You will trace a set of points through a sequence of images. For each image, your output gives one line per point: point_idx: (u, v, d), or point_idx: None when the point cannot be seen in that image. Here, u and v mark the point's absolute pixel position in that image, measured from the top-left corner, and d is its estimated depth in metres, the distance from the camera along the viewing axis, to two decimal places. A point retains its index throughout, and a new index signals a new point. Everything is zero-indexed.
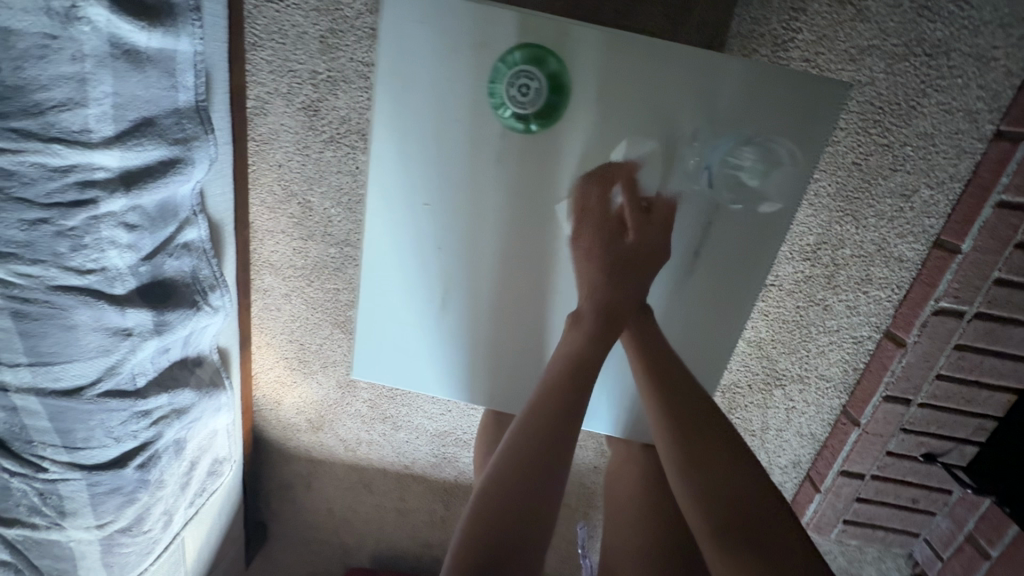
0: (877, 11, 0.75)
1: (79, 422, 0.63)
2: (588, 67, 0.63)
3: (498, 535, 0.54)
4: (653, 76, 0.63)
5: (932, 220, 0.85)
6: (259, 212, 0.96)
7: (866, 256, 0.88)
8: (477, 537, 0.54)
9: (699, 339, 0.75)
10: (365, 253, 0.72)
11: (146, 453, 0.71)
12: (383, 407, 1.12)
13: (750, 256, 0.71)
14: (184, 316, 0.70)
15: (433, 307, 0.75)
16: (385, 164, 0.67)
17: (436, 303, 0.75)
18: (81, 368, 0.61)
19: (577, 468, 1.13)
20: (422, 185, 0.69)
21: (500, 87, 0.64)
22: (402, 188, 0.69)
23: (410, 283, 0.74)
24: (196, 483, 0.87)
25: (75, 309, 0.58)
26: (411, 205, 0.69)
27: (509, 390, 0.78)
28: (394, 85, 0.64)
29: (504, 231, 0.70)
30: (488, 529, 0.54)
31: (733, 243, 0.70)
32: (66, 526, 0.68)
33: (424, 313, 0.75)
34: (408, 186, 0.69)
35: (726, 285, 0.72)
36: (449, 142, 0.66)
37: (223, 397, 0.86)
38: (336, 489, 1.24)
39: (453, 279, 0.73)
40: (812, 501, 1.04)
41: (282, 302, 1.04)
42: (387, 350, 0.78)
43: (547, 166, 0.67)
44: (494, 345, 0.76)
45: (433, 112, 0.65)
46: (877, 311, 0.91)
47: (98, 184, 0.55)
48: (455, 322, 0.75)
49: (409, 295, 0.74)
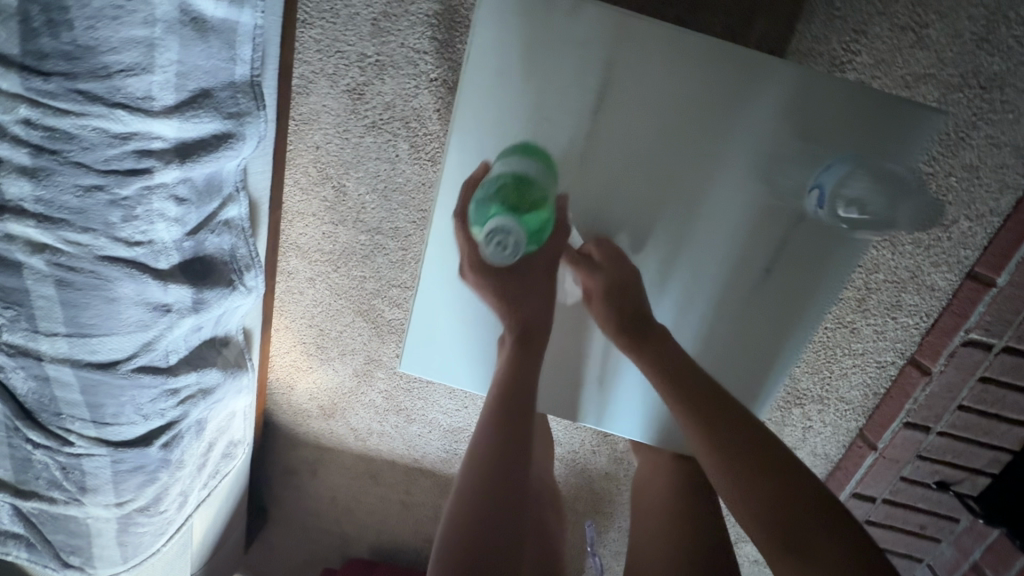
0: (938, 39, 0.75)
1: (110, 397, 0.61)
2: (662, 66, 0.62)
3: None
4: (735, 82, 0.63)
5: (968, 252, 0.85)
6: (292, 193, 0.94)
7: (898, 282, 0.88)
8: None
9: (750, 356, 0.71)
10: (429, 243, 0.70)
11: (170, 432, 0.69)
12: (398, 399, 1.11)
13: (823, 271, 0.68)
14: (221, 295, 0.68)
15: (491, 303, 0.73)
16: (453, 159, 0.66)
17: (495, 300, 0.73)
18: (118, 343, 0.59)
19: (588, 472, 1.13)
20: None
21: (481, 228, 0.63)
22: (464, 184, 0.67)
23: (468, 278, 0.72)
24: (211, 465, 0.85)
25: (120, 281, 0.56)
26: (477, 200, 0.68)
27: (553, 397, 0.74)
28: (472, 74, 0.63)
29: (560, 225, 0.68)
30: None
31: (805, 264, 0.68)
32: (85, 502, 0.66)
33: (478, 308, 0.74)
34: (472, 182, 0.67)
35: (792, 308, 0.70)
36: (516, 133, 0.65)
37: (245, 379, 0.83)
38: (342, 478, 1.23)
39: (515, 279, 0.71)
40: None
41: (306, 286, 1.02)
42: (434, 344, 0.75)
43: (628, 166, 0.66)
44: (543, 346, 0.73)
45: (505, 102, 0.64)
46: (904, 337, 0.91)
47: (155, 153, 0.53)
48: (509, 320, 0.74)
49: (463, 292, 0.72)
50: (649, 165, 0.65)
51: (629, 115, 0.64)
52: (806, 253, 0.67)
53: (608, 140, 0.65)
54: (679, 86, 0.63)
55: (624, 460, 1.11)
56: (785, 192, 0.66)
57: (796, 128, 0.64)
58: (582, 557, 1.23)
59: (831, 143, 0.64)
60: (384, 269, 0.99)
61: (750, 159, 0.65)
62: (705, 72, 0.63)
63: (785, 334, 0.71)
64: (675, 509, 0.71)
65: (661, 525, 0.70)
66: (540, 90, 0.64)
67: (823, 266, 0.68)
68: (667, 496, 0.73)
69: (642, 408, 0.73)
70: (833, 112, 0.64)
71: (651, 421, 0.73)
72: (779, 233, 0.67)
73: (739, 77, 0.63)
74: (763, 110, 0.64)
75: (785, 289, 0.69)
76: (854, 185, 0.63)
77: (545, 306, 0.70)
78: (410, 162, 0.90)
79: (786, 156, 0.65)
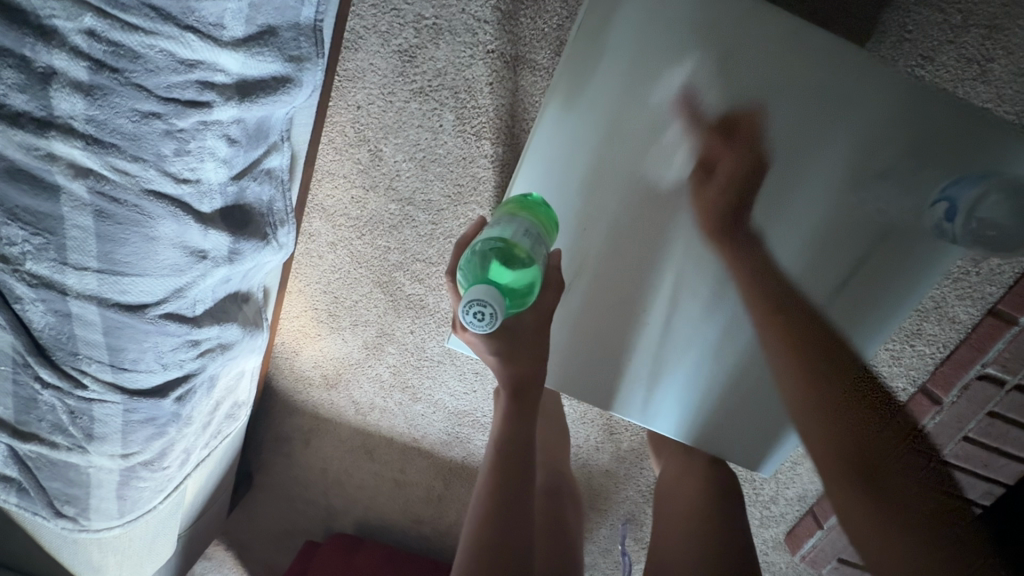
0: (1000, 75, 0.75)
1: (132, 342, 0.57)
2: (765, 56, 0.63)
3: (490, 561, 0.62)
4: (838, 81, 0.63)
5: (993, 288, 0.87)
6: (326, 151, 0.91)
7: (922, 311, 0.91)
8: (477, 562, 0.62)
9: None
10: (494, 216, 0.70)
11: (186, 385, 0.65)
12: (406, 376, 1.08)
13: (899, 280, 0.66)
14: (255, 248, 0.65)
15: None
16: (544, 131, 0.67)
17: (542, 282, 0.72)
18: (150, 286, 0.55)
19: (589, 468, 1.13)
20: (569, 152, 0.67)
21: (465, 275, 0.57)
22: (550, 156, 0.68)
23: None
24: (215, 424, 0.81)
25: (161, 221, 0.52)
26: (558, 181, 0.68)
27: (594, 383, 0.73)
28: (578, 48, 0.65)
29: (634, 206, 0.68)
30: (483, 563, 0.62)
31: (889, 276, 0.66)
32: (89, 451, 0.63)
33: None
34: (561, 155, 0.68)
35: (867, 321, 0.67)
36: (607, 109, 0.66)
37: (260, 339, 0.80)
38: (336, 450, 1.20)
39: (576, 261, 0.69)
40: (811, 536, 1.09)
41: (326, 251, 0.99)
42: None
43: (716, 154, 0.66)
44: (589, 333, 0.72)
45: (602, 77, 0.65)
46: (919, 365, 0.94)
47: (216, 88, 0.50)
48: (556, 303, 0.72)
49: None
50: (738, 156, 0.65)
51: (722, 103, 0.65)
52: (892, 266, 0.66)
53: (702, 129, 0.65)
54: (781, 79, 0.63)
55: (627, 459, 1.10)
56: (884, 201, 0.64)
57: (907, 142, 0.63)
58: None
59: (929, 156, 0.63)
60: (410, 242, 0.96)
61: (850, 165, 0.64)
62: (810, 68, 0.63)
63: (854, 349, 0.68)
64: (701, 510, 0.71)
65: (687, 524, 0.71)
66: (637, 71, 0.65)
67: (908, 280, 0.66)
68: (691, 489, 0.75)
69: (682, 404, 0.73)
70: (949, 129, 0.62)
71: (688, 416, 0.73)
72: (867, 246, 0.66)
73: (842, 77, 0.62)
74: (862, 112, 0.63)
75: (869, 301, 0.67)
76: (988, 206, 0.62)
77: (610, 290, 0.70)
78: (453, 134, 0.87)
79: (891, 170, 0.64)
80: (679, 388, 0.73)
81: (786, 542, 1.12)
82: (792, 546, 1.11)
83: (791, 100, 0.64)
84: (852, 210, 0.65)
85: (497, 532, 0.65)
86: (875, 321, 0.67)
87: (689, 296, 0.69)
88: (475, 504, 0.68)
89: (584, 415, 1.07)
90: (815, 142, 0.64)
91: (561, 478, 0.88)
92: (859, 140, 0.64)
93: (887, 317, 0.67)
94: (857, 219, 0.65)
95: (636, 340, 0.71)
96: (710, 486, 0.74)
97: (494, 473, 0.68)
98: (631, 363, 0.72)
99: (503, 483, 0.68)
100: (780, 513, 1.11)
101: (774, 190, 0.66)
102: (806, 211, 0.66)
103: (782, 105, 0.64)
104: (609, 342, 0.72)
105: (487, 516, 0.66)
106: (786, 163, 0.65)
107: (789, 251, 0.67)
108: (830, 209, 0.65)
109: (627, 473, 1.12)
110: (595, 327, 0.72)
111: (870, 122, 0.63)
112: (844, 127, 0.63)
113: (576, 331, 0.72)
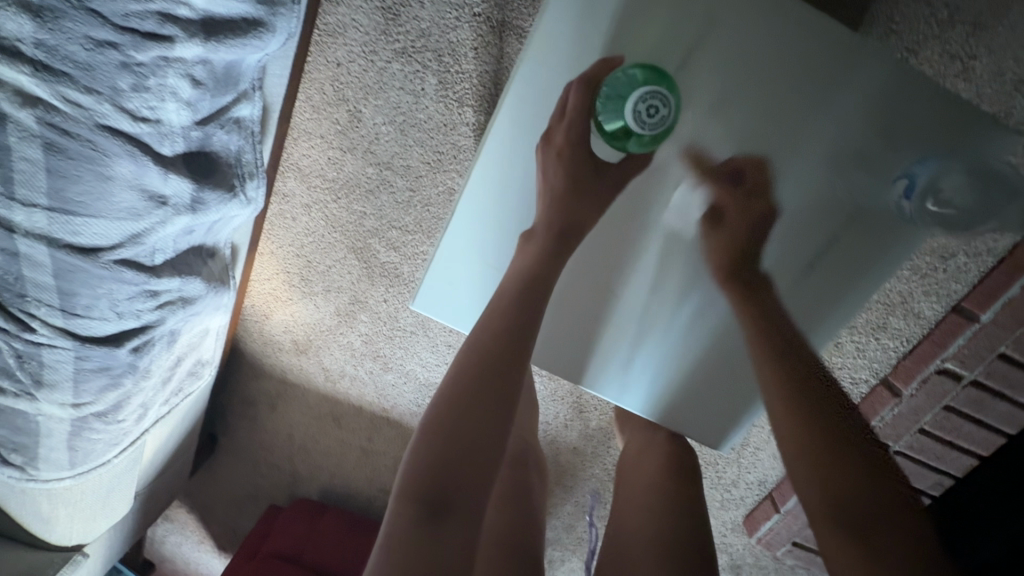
0: (981, 74, 0.75)
1: (86, 287, 0.55)
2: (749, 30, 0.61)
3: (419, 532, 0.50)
4: (821, 59, 0.61)
5: (958, 286, 0.88)
6: (302, 109, 0.88)
7: (888, 305, 0.92)
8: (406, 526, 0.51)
9: None
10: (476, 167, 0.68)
11: (144, 336, 0.64)
12: (378, 345, 1.07)
13: (867, 263, 0.67)
14: (220, 200, 0.63)
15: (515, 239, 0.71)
16: (521, 94, 0.66)
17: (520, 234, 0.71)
18: (106, 229, 0.53)
19: (557, 445, 1.14)
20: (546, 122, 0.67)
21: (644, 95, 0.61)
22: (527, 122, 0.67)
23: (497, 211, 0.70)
24: (175, 381, 0.80)
25: (118, 159, 0.50)
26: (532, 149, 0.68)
27: (566, 354, 0.74)
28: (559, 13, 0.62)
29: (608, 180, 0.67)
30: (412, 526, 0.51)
31: (858, 261, 0.67)
32: (37, 398, 0.61)
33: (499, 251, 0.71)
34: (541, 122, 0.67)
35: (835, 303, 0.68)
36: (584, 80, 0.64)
37: (225, 297, 0.78)
38: (305, 416, 1.19)
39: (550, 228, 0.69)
40: (768, 519, 1.12)
41: (300, 212, 0.96)
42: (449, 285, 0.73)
43: (696, 128, 0.65)
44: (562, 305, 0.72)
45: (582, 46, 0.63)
46: (881, 358, 0.96)
47: (179, 22, 0.47)
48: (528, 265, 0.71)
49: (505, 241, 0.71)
50: (716, 131, 0.65)
51: (702, 77, 0.63)
52: (862, 249, 0.66)
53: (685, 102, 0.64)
54: (764, 54, 0.61)
55: (594, 438, 1.12)
56: (857, 185, 0.64)
57: (883, 124, 0.63)
58: None
59: (908, 140, 0.63)
60: (387, 208, 0.94)
61: (828, 145, 0.64)
62: (794, 43, 0.61)
63: (821, 324, 0.69)
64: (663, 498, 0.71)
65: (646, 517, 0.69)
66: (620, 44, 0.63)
67: (876, 264, 0.66)
68: (655, 480, 0.73)
69: (649, 383, 0.75)
70: (926, 116, 0.62)
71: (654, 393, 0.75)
72: (839, 229, 0.66)
73: (825, 54, 0.61)
74: (843, 91, 0.62)
75: (846, 284, 0.67)
76: (949, 181, 0.63)
77: (591, 267, 0.71)
78: (435, 99, 0.85)
79: (866, 153, 0.63)
80: (651, 364, 0.74)
81: (744, 524, 1.15)
82: (749, 529, 1.14)
83: (771, 79, 0.62)
84: (832, 197, 0.65)
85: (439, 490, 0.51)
86: (842, 304, 0.68)
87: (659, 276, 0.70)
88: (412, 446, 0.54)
89: (554, 392, 1.07)
90: (796, 124, 0.63)
91: (528, 450, 0.86)
92: (838, 120, 0.63)
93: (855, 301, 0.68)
94: (832, 202, 0.65)
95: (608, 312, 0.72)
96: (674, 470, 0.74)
97: (449, 414, 0.54)
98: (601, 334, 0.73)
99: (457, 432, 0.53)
100: (739, 496, 1.13)
101: (755, 175, 0.65)
102: (781, 190, 0.66)
103: (764, 80, 0.62)
104: (588, 319, 0.73)
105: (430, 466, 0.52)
106: (769, 148, 0.64)
107: (761, 229, 0.67)
108: (804, 191, 0.65)
109: (594, 452, 1.13)
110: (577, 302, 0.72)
111: (849, 104, 0.62)
112: (826, 112, 0.63)
113: (557, 307, 0.72)
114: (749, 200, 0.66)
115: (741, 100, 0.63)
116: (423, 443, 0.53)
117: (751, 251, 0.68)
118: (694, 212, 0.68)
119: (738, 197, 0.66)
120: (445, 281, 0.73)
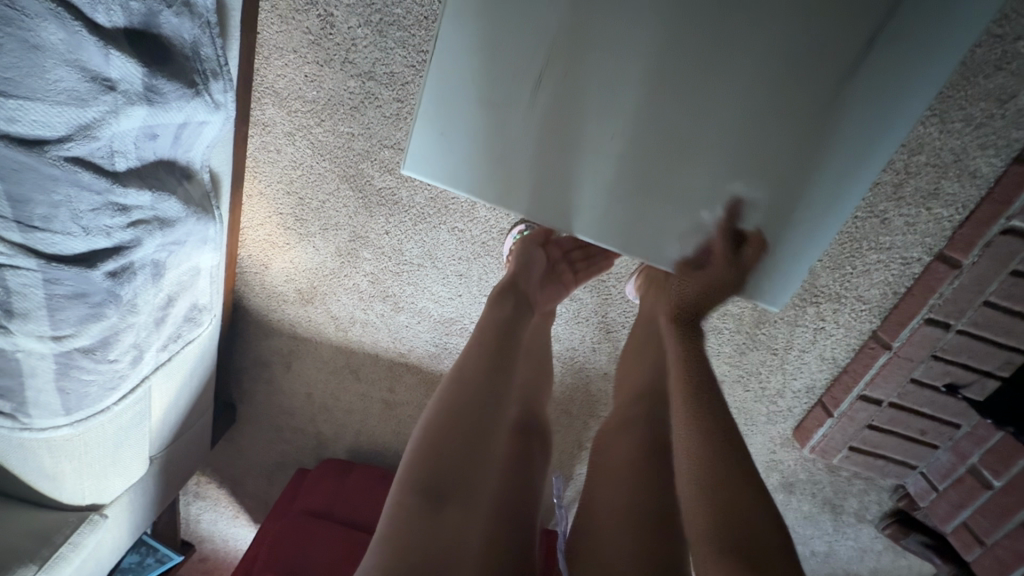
0: None
1: (39, 192, 0.49)
2: None
3: (441, 458, 0.55)
4: None
5: (1020, 132, 0.76)
6: (268, 20, 0.80)
7: (940, 167, 0.80)
8: (422, 462, 0.55)
9: (822, 173, 0.61)
10: (453, 47, 0.63)
11: (120, 259, 0.58)
12: (385, 283, 1.01)
13: (913, 54, 0.56)
14: (181, 95, 0.56)
15: (512, 106, 0.64)
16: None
17: (517, 102, 0.63)
18: (45, 115, 0.46)
19: (585, 372, 1.07)
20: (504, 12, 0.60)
21: None
22: (483, 19, 0.61)
23: (487, 89, 0.64)
24: (171, 327, 0.73)
25: (43, 22, 0.43)
26: (499, 45, 0.62)
27: (612, 236, 0.68)
28: None
29: (586, 42, 0.60)
30: (432, 454, 0.56)
31: (904, 55, 0.56)
32: (12, 331, 0.55)
33: (501, 126, 0.65)
34: (493, 27, 0.61)
35: (892, 115, 0.59)
36: None
37: (211, 229, 0.71)
38: (320, 372, 1.14)
39: (554, 94, 0.62)
40: (821, 426, 1.03)
41: (284, 144, 0.89)
42: (451, 159, 0.68)
43: None
44: (598, 185, 0.66)
45: None
46: (934, 231, 0.84)
47: None
48: (537, 133, 0.64)
49: (500, 135, 0.65)
50: None
51: None
52: (907, 36, 0.55)
53: None
54: None
55: None
56: None
57: None
58: (572, 464, 1.19)
59: None
60: (375, 125, 0.86)
61: None
62: None
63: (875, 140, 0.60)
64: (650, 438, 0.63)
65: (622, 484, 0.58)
66: None
67: (922, 53, 0.56)
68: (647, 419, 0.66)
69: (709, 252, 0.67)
70: None
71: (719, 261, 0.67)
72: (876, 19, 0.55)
73: None
74: None
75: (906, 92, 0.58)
76: None
77: (615, 148, 0.64)
78: None
79: None
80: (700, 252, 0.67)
81: (794, 435, 1.08)
82: (800, 439, 1.07)
83: None
84: (878, 30, 0.55)
85: (435, 466, 0.54)
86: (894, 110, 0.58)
87: (671, 144, 0.62)
88: (417, 436, 0.59)
89: (578, 313, 1.00)
90: None
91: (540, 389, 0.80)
92: None
93: (915, 99, 0.58)
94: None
95: (648, 187, 0.65)
96: (650, 449, 0.61)
97: (449, 400, 0.61)
98: (644, 210, 0.66)
99: (452, 413, 0.59)
100: (787, 406, 1.06)
101: (792, 86, 0.58)
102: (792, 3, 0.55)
103: None
104: (624, 207, 0.67)
105: (430, 442, 0.57)
106: (785, 54, 0.57)
107: (782, 57, 0.57)
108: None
109: None
110: (601, 192, 0.66)
111: None
112: None
113: (602, 223, 0.68)
114: (809, 110, 0.59)
115: (716, 22, 0.57)
116: (440, 405, 0.60)
117: (814, 122, 0.59)
118: (693, 52, 0.58)
119: (777, 122, 0.59)
120: (435, 148, 0.67)
